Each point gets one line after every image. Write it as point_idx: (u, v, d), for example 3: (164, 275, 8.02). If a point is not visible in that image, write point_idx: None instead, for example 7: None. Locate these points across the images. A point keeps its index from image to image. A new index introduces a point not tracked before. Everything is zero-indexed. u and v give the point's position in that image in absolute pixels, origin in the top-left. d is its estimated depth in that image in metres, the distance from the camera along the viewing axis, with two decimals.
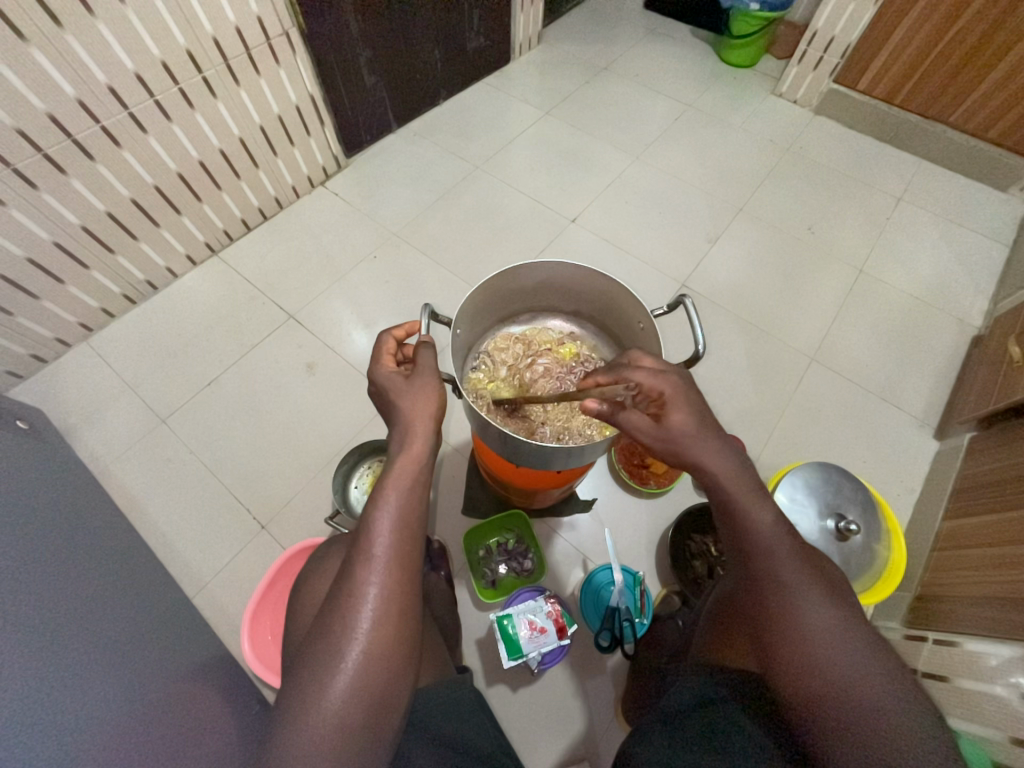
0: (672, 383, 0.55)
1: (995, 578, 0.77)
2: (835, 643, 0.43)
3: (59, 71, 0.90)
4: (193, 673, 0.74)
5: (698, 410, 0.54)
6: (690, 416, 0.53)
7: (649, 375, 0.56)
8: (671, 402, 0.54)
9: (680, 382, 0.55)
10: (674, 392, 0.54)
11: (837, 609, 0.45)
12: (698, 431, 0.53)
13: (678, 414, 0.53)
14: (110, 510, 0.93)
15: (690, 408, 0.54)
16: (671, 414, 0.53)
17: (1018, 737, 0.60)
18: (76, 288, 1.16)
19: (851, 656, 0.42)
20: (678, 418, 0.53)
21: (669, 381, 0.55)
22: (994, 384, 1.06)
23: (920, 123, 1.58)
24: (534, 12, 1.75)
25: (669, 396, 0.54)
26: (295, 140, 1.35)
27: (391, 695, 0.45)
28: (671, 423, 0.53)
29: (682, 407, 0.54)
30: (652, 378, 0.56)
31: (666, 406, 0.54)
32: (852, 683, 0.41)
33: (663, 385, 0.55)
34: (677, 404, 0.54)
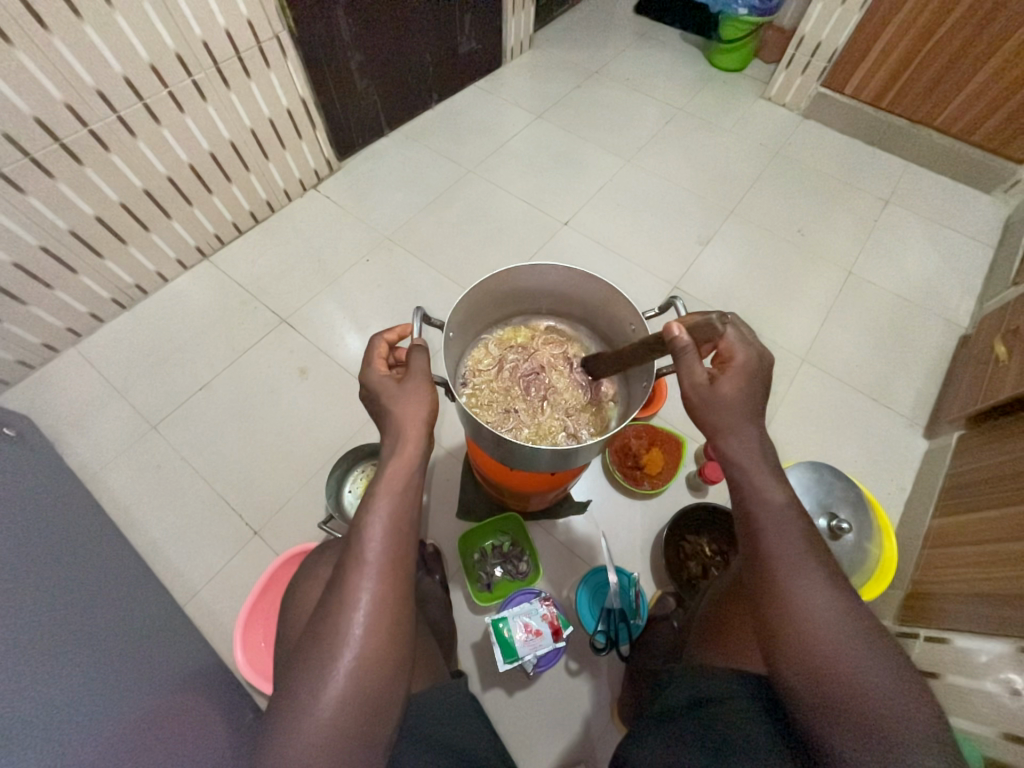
0: (747, 357, 0.56)
1: (984, 574, 0.78)
2: (823, 630, 0.44)
3: (45, 74, 0.89)
4: (184, 683, 0.73)
5: (752, 388, 0.55)
6: (743, 391, 0.55)
7: (734, 338, 0.57)
8: (736, 370, 0.56)
9: (755, 359, 0.57)
10: (745, 363, 0.56)
11: (827, 593, 0.45)
12: (743, 405, 0.54)
13: (732, 382, 0.55)
14: (99, 518, 0.92)
15: (747, 384, 0.55)
16: (727, 380, 0.55)
17: (1009, 734, 0.61)
18: (64, 293, 1.14)
19: (840, 642, 0.43)
20: (730, 387, 0.55)
21: (747, 352, 0.57)
22: (981, 383, 1.08)
23: (906, 127, 1.60)
24: (524, 16, 1.76)
25: (737, 365, 0.56)
26: (286, 143, 1.35)
27: (386, 699, 0.45)
28: (721, 388, 0.55)
29: (743, 378, 0.55)
30: (734, 342, 0.57)
31: (728, 373, 0.56)
32: (837, 665, 0.42)
33: (740, 353, 0.57)
34: (737, 373, 0.56)
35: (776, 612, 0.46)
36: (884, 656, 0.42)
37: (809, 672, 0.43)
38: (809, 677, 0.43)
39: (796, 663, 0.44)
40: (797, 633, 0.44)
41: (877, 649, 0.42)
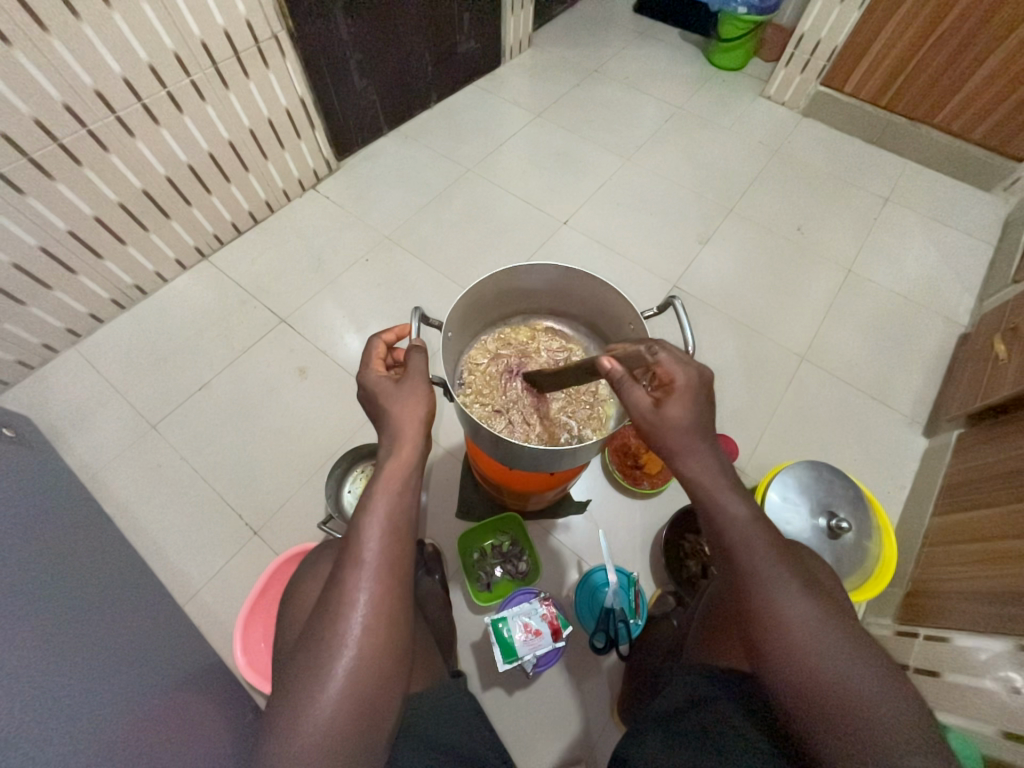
0: (686, 376, 0.53)
1: (984, 572, 0.78)
2: (812, 639, 0.43)
3: (44, 75, 0.89)
4: (184, 682, 0.73)
5: (699, 408, 0.52)
6: (691, 412, 0.52)
7: (670, 360, 0.54)
8: (678, 392, 0.52)
9: (696, 378, 0.53)
10: (686, 384, 0.53)
11: (810, 603, 0.45)
12: (693, 426, 0.52)
13: (678, 405, 0.52)
14: (99, 518, 0.92)
15: (693, 404, 0.52)
16: (671, 402, 0.52)
17: (1009, 732, 0.61)
18: (63, 293, 1.14)
19: (831, 645, 0.43)
20: (676, 409, 0.51)
21: (686, 373, 0.53)
22: (980, 381, 1.08)
23: (905, 125, 1.60)
24: (524, 15, 1.76)
25: (678, 387, 0.53)
26: (285, 143, 1.35)
27: (382, 700, 0.45)
28: (667, 413, 0.52)
29: (688, 399, 0.52)
30: (670, 365, 0.54)
31: (671, 394, 0.53)
32: (831, 667, 0.42)
33: (679, 374, 0.53)
34: (682, 395, 0.52)
35: (762, 622, 0.45)
36: (875, 663, 0.42)
37: (799, 680, 0.42)
38: (798, 685, 0.42)
39: (785, 670, 0.43)
40: (785, 641, 0.44)
41: (871, 652, 0.43)
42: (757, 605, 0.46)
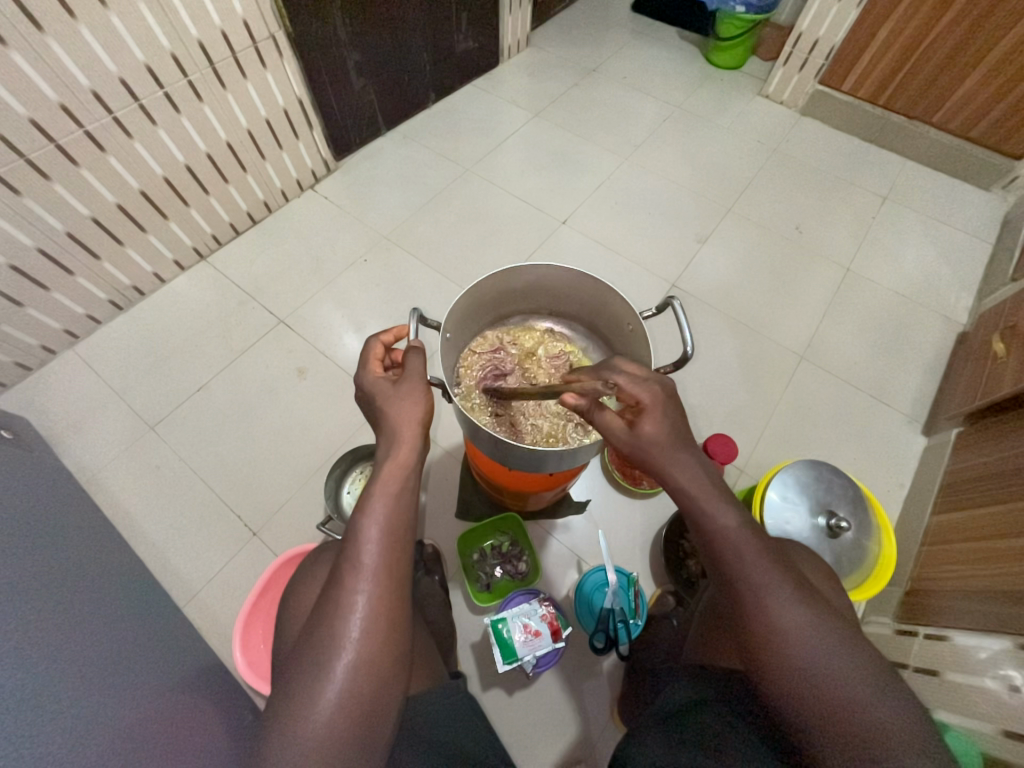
0: (650, 394, 0.51)
1: (983, 570, 0.78)
2: (806, 641, 0.43)
3: (40, 75, 0.88)
4: (183, 685, 0.73)
5: (672, 422, 0.51)
6: (664, 428, 0.50)
7: (628, 382, 0.52)
8: (645, 414, 0.51)
9: (659, 393, 0.51)
10: (653, 400, 0.51)
11: (804, 607, 0.45)
12: (670, 442, 0.50)
13: (651, 424, 0.50)
14: (98, 520, 0.91)
15: (666, 419, 0.51)
16: (643, 423, 0.51)
17: (1008, 731, 0.61)
18: (61, 294, 1.14)
19: (834, 650, 0.43)
20: (650, 431, 0.50)
21: (648, 391, 0.51)
22: (979, 380, 1.08)
23: (904, 124, 1.60)
24: (522, 15, 1.75)
25: (645, 406, 0.51)
26: (283, 143, 1.35)
27: (381, 703, 0.44)
28: (642, 436, 0.51)
29: (660, 416, 0.51)
30: (631, 385, 0.51)
31: (641, 416, 0.51)
32: (832, 671, 0.42)
33: (641, 394, 0.51)
34: (652, 415, 0.51)
35: (755, 625, 0.45)
36: (870, 664, 0.42)
37: (793, 681, 0.42)
38: (793, 687, 0.42)
39: (779, 672, 0.43)
40: (779, 643, 0.44)
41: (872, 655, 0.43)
42: (749, 609, 0.46)
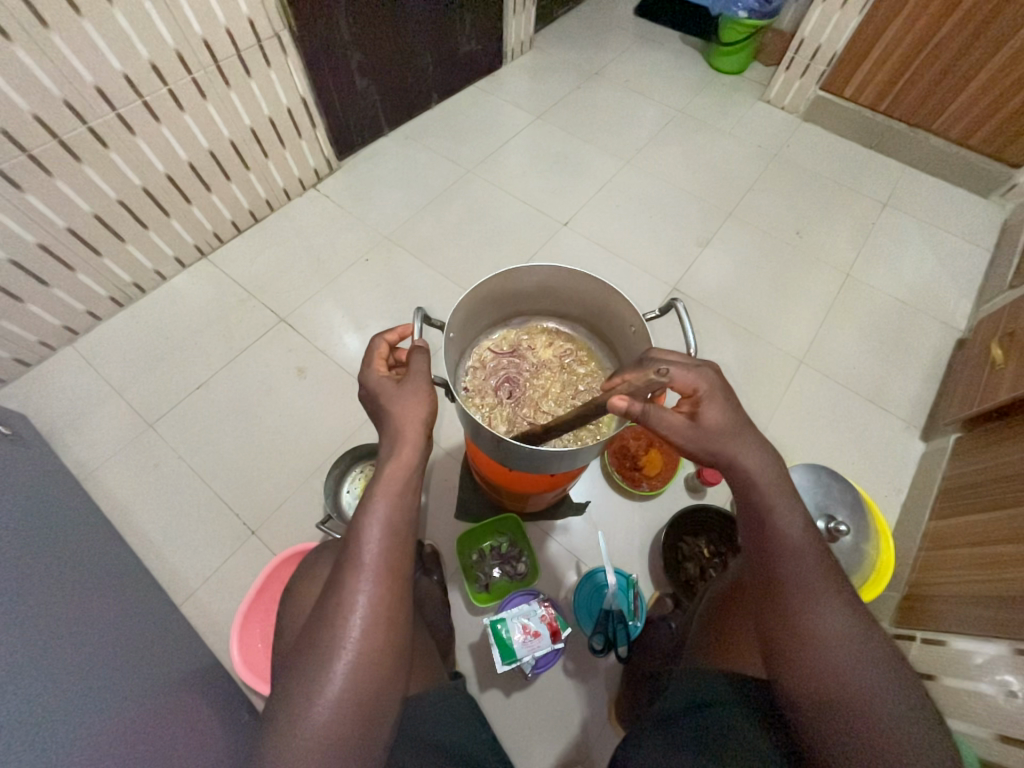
0: (707, 380, 0.53)
1: (979, 576, 0.79)
2: (840, 650, 0.43)
3: (45, 71, 0.88)
4: (181, 683, 0.73)
5: (732, 406, 0.53)
6: (726, 413, 0.52)
7: (681, 373, 0.54)
8: (707, 400, 0.53)
9: (714, 378, 0.54)
10: (710, 386, 0.53)
11: (848, 617, 0.45)
12: (733, 427, 0.52)
13: (714, 409, 0.52)
14: (96, 518, 0.91)
15: (725, 403, 0.53)
16: (706, 413, 0.52)
17: (1005, 735, 0.61)
18: (61, 290, 1.14)
19: (849, 660, 0.43)
20: (715, 416, 0.52)
21: (704, 377, 0.53)
22: (978, 386, 1.08)
23: (904, 131, 1.61)
24: (525, 17, 1.76)
25: (704, 393, 0.53)
26: (286, 142, 1.35)
27: (379, 704, 0.44)
28: (707, 424, 0.52)
29: (721, 401, 0.53)
30: (685, 374, 0.54)
31: (702, 403, 0.53)
32: (848, 680, 0.42)
33: (698, 382, 0.53)
34: (714, 401, 0.53)
35: (792, 628, 0.46)
36: (898, 680, 0.42)
37: (816, 685, 0.43)
38: (815, 691, 0.43)
39: (805, 675, 0.44)
40: (813, 648, 0.44)
41: (885, 667, 0.43)
42: (789, 611, 0.47)
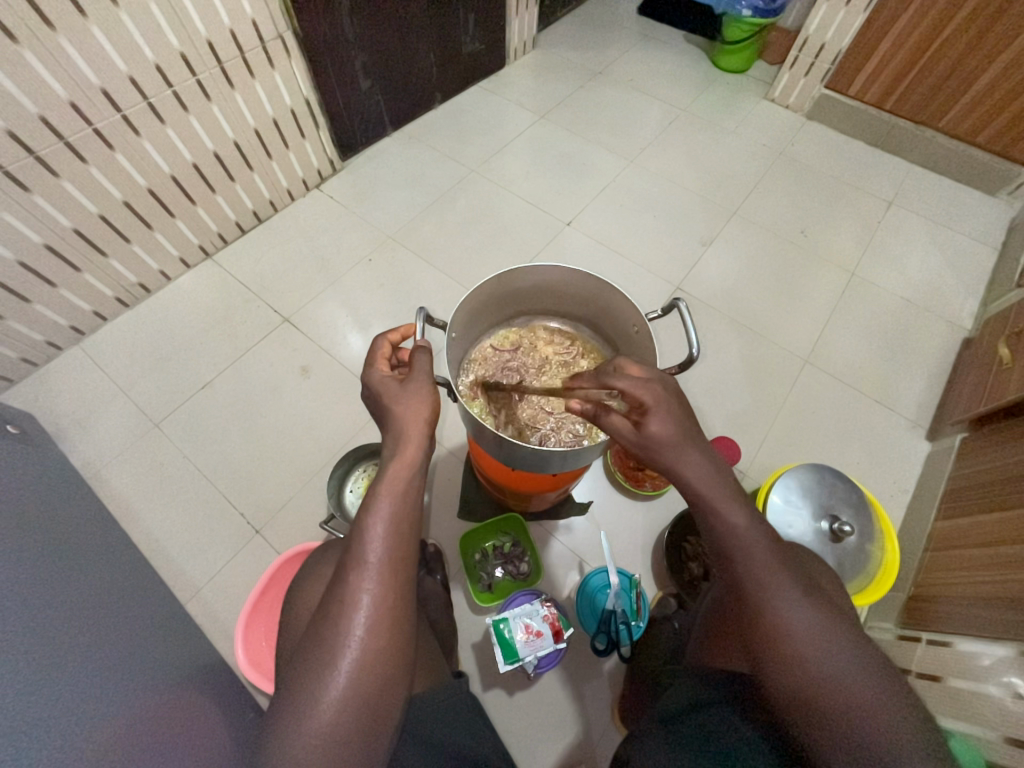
0: (653, 392, 0.50)
1: (987, 577, 0.78)
2: (815, 643, 0.43)
3: (51, 74, 0.89)
4: (186, 681, 0.73)
5: (679, 417, 0.50)
6: (671, 425, 0.49)
7: (630, 382, 0.51)
8: (651, 411, 0.50)
9: (662, 389, 0.51)
10: (656, 398, 0.50)
11: (812, 608, 0.44)
12: (679, 439, 0.49)
13: (659, 422, 0.49)
14: (102, 516, 0.92)
15: (672, 415, 0.50)
16: (650, 423, 0.49)
17: (1011, 737, 0.61)
18: (68, 290, 1.15)
19: (833, 653, 0.42)
20: (657, 428, 0.49)
21: (649, 389, 0.50)
22: (984, 386, 1.08)
23: (910, 129, 1.60)
24: (528, 17, 1.76)
25: (649, 405, 0.50)
26: (290, 142, 1.35)
27: (384, 701, 0.44)
28: (649, 434, 0.49)
29: (666, 413, 0.49)
30: (632, 384, 0.51)
31: (645, 414, 0.50)
32: (834, 675, 0.41)
33: (645, 393, 0.50)
34: (656, 412, 0.49)
35: (761, 626, 0.45)
36: (879, 668, 0.42)
37: (797, 681, 0.42)
38: (797, 687, 0.42)
39: (784, 674, 0.43)
40: (786, 645, 0.43)
41: (875, 660, 0.42)
42: (756, 609, 0.46)
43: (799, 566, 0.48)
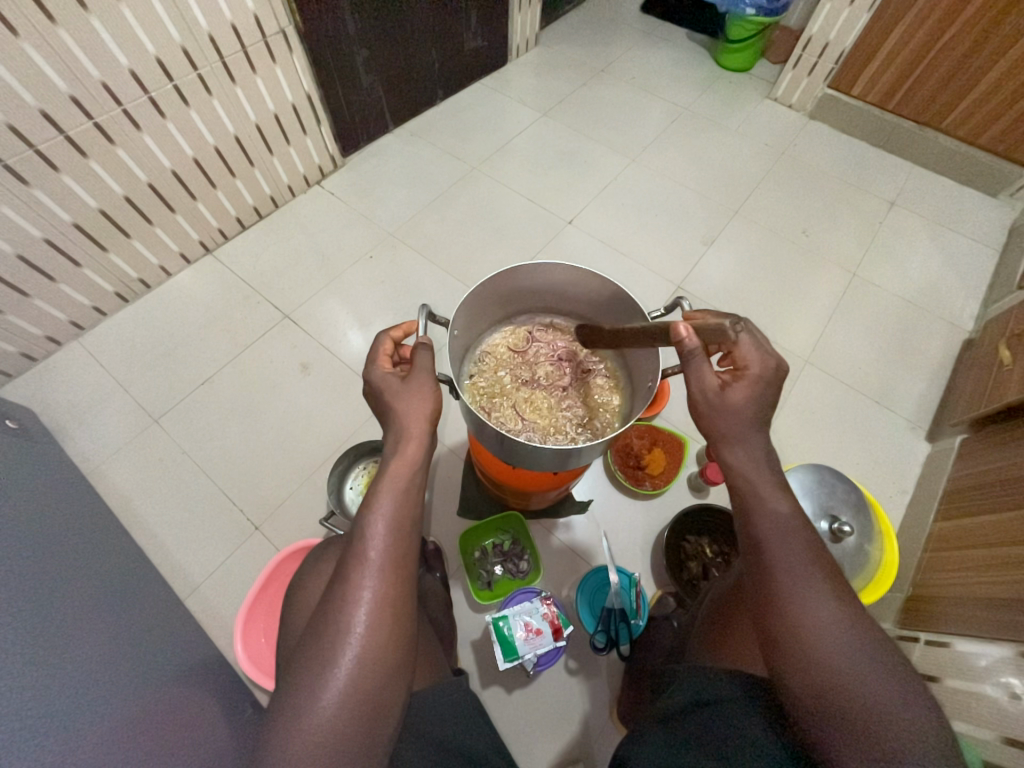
0: (763, 365, 0.55)
1: (986, 578, 0.78)
2: (829, 637, 0.43)
3: (52, 67, 0.88)
4: (184, 677, 0.73)
5: (767, 398, 0.55)
6: (754, 403, 0.54)
7: (750, 346, 0.56)
8: (748, 380, 0.55)
9: (772, 369, 0.55)
10: (759, 373, 0.55)
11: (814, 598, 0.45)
12: (749, 416, 0.54)
13: (743, 392, 0.54)
14: (100, 511, 0.91)
15: (758, 395, 0.54)
16: (737, 389, 0.54)
17: (1009, 738, 0.61)
18: (67, 285, 1.14)
19: (841, 650, 0.43)
20: (741, 397, 0.54)
21: (765, 362, 0.55)
22: (985, 387, 1.08)
23: (913, 129, 1.60)
24: (531, 13, 1.75)
25: (752, 375, 0.55)
26: (291, 137, 1.35)
27: (384, 698, 0.44)
28: (732, 397, 0.54)
29: (755, 388, 0.54)
30: (749, 350, 0.56)
31: (740, 381, 0.55)
32: (842, 673, 0.42)
33: (756, 362, 0.55)
34: (750, 385, 0.54)
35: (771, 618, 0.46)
36: (887, 667, 0.42)
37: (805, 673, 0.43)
38: (807, 683, 0.43)
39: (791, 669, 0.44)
40: (799, 639, 0.44)
41: (879, 656, 0.42)
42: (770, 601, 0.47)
43: (823, 561, 0.48)
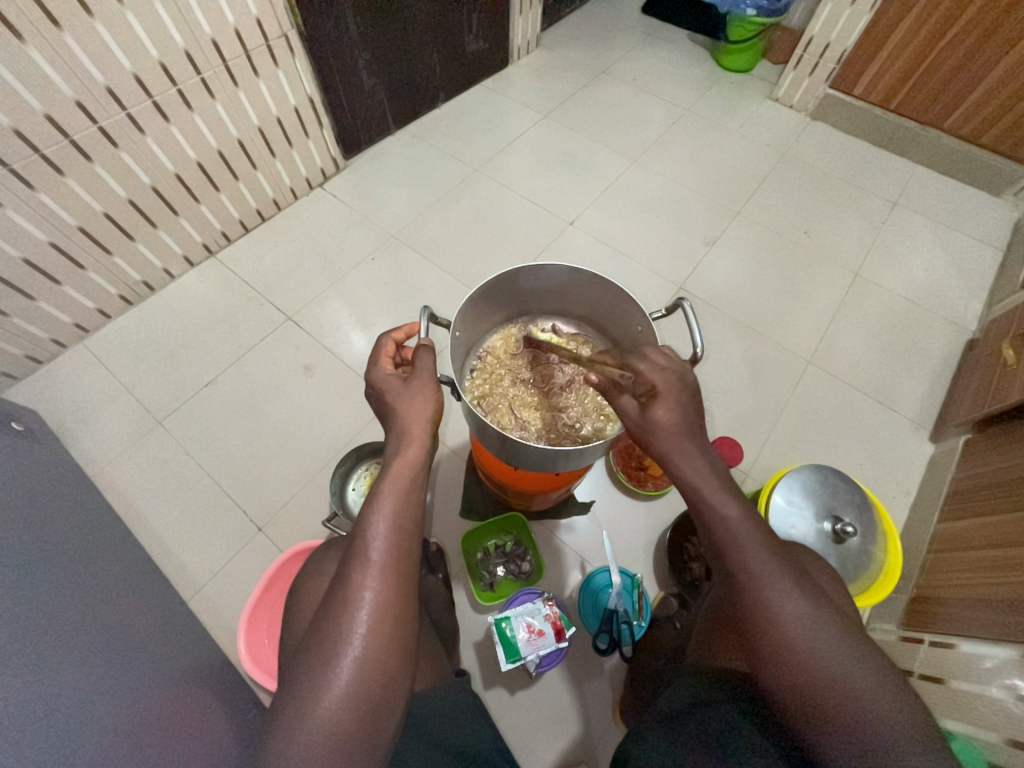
0: (666, 379, 0.52)
1: (990, 579, 0.78)
2: (816, 635, 0.43)
3: (57, 72, 0.89)
4: (188, 677, 0.73)
5: (686, 409, 0.51)
6: (677, 413, 0.50)
7: (649, 368, 0.54)
8: (660, 396, 0.51)
9: (675, 381, 0.53)
10: (667, 387, 0.52)
11: (803, 599, 0.44)
12: (679, 428, 0.50)
13: (663, 406, 0.50)
14: (104, 512, 0.92)
15: (678, 404, 0.51)
16: (656, 405, 0.51)
17: (1013, 739, 0.61)
18: (72, 288, 1.15)
19: (833, 652, 0.42)
20: (662, 412, 0.50)
21: (663, 377, 0.52)
22: (989, 387, 1.07)
23: (916, 129, 1.59)
24: (532, 16, 1.76)
25: (659, 391, 0.52)
26: (294, 140, 1.36)
27: (386, 698, 0.44)
28: (654, 415, 0.51)
29: (671, 399, 0.51)
30: (650, 371, 0.54)
31: (656, 397, 0.51)
32: (834, 675, 0.41)
33: (658, 378, 0.52)
34: (666, 397, 0.51)
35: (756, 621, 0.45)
36: (881, 668, 0.41)
37: (796, 676, 0.42)
38: (791, 681, 0.42)
39: (782, 672, 0.43)
40: (778, 637, 0.43)
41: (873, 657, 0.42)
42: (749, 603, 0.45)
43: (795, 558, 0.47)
